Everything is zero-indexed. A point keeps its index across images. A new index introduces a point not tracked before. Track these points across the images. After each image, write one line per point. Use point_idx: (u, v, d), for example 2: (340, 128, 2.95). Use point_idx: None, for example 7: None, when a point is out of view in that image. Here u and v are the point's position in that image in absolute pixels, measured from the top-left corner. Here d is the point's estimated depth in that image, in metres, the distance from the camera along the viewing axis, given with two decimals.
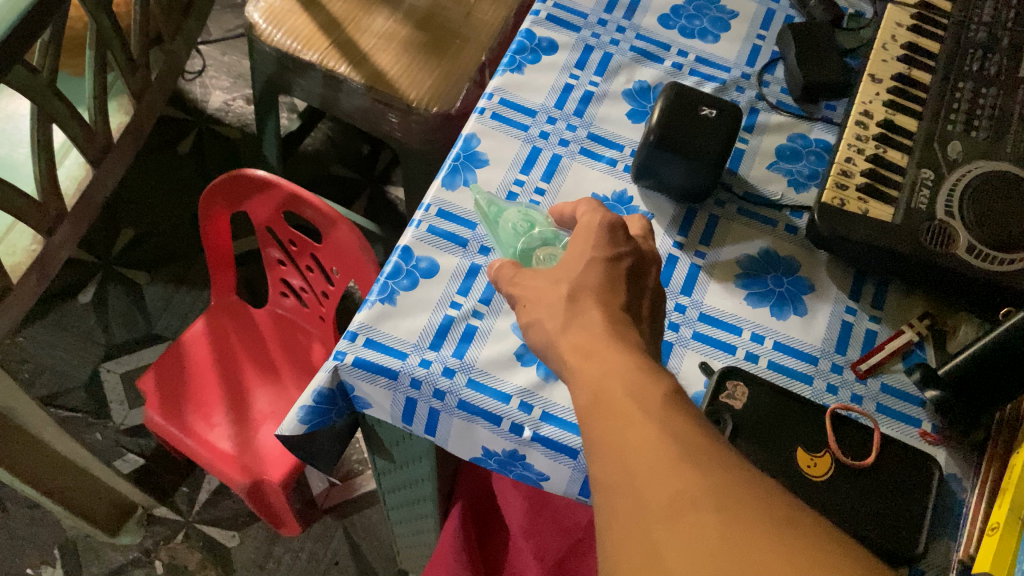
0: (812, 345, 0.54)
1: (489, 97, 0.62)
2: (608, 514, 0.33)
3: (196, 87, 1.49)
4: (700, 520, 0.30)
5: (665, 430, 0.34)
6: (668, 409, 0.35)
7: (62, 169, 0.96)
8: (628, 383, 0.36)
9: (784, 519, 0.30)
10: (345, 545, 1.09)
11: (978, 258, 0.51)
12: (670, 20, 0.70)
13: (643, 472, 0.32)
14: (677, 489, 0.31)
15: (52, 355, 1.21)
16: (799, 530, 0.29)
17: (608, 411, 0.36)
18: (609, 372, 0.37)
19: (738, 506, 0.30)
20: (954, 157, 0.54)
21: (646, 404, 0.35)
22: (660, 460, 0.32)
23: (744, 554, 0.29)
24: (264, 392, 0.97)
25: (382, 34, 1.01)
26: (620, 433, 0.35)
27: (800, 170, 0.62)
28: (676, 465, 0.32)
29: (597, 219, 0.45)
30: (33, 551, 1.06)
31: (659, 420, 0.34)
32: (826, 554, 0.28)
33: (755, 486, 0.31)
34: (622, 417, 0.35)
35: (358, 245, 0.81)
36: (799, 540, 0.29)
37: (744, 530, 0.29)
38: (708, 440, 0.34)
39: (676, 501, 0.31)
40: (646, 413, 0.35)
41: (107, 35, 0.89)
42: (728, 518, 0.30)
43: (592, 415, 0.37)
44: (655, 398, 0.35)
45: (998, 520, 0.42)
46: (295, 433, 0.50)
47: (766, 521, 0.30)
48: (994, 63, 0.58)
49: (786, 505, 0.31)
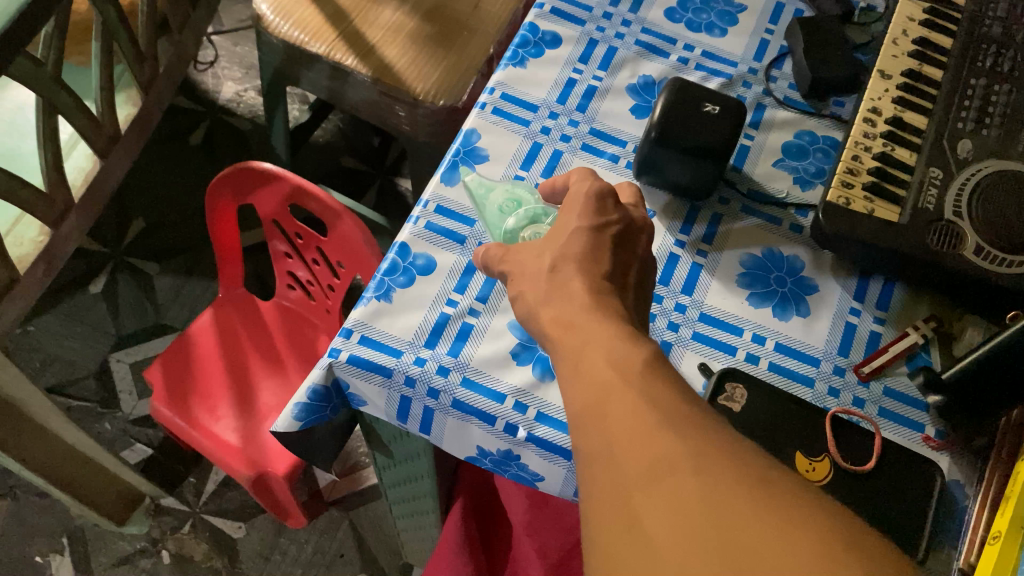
0: (814, 347, 0.53)
1: (490, 91, 0.62)
2: (588, 483, 0.32)
3: (207, 77, 1.50)
4: (680, 483, 0.29)
5: (644, 395, 0.33)
6: (648, 375, 0.34)
7: (70, 160, 0.97)
8: (610, 353, 0.35)
9: (765, 480, 0.29)
10: (351, 537, 1.10)
11: (986, 260, 0.50)
12: (676, 13, 0.69)
13: (623, 438, 0.32)
14: (657, 453, 0.30)
15: (62, 345, 1.22)
16: (779, 491, 0.29)
17: (589, 378, 0.35)
18: (592, 342, 0.36)
19: (717, 469, 0.29)
20: (964, 156, 0.53)
21: (627, 370, 0.34)
22: (639, 425, 0.32)
23: (725, 516, 0.28)
24: (270, 385, 0.98)
25: (389, 26, 1.00)
26: (601, 399, 0.34)
27: (806, 167, 0.61)
28: (655, 427, 0.31)
29: (586, 197, 0.45)
30: (42, 538, 1.08)
31: (639, 386, 0.33)
32: (805, 515, 0.28)
33: (736, 449, 0.31)
34: (604, 385, 0.34)
35: (363, 238, 0.81)
36: (780, 500, 0.28)
37: (724, 492, 0.28)
38: (689, 405, 0.33)
39: (656, 463, 0.30)
40: (627, 379, 0.34)
41: (113, 27, 0.90)
42: (708, 480, 0.29)
43: (576, 385, 0.36)
44: (636, 364, 0.34)
45: (1000, 530, 0.41)
46: (289, 429, 0.49)
47: (746, 484, 0.29)
48: (1008, 59, 0.57)
49: (766, 469, 0.30)
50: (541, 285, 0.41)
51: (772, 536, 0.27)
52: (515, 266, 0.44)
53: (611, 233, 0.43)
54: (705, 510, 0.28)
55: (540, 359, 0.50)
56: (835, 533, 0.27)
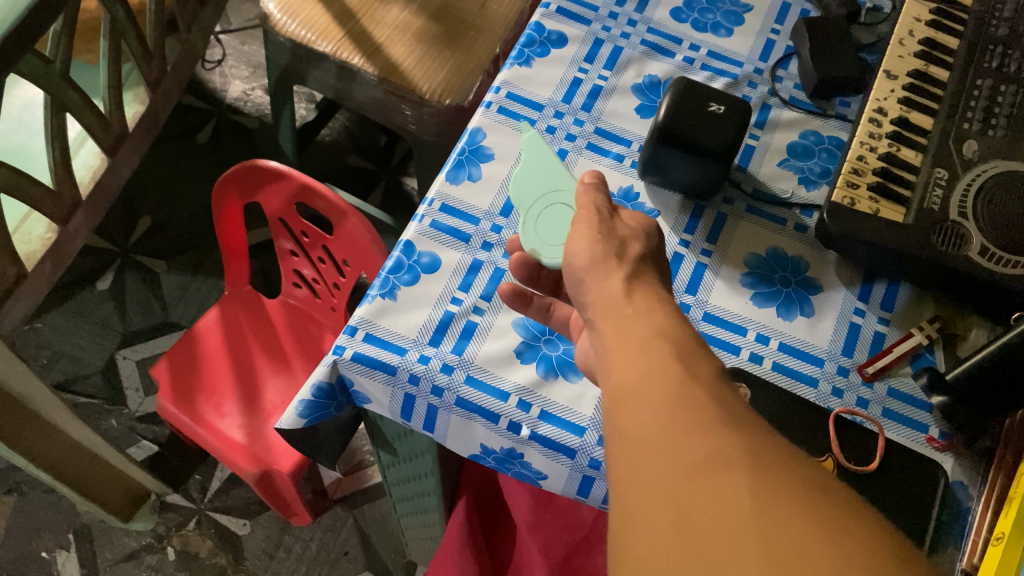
0: (818, 347, 0.53)
1: (495, 90, 0.62)
2: (632, 469, 0.31)
3: (215, 76, 1.50)
4: (732, 478, 0.29)
5: (710, 397, 0.33)
6: (714, 382, 0.34)
7: (78, 158, 0.97)
8: (680, 347, 0.36)
9: (821, 488, 0.28)
10: (355, 535, 1.10)
11: (991, 260, 0.50)
12: (682, 13, 0.69)
13: (679, 430, 0.31)
14: (714, 448, 0.30)
15: (69, 342, 1.23)
16: (837, 504, 0.28)
17: (647, 366, 0.35)
18: (652, 335, 0.36)
19: (774, 471, 0.29)
20: (970, 156, 0.53)
21: (695, 373, 0.34)
22: (700, 421, 0.31)
23: (775, 513, 0.27)
24: (276, 382, 0.98)
25: (396, 25, 1.00)
26: (658, 389, 0.33)
27: (811, 167, 0.61)
28: (716, 427, 0.31)
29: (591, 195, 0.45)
30: (49, 534, 1.08)
31: (707, 389, 0.33)
32: (861, 528, 0.27)
33: (792, 458, 0.30)
34: (662, 377, 0.34)
35: (369, 236, 0.81)
36: (837, 513, 0.27)
37: (779, 496, 0.28)
38: (749, 415, 0.33)
39: (712, 458, 0.30)
40: (693, 380, 0.34)
41: (121, 25, 0.90)
42: (762, 479, 0.28)
43: (631, 371, 0.35)
44: (705, 370, 0.35)
45: (1004, 530, 0.42)
46: (294, 426, 0.50)
47: (801, 489, 0.28)
48: (1015, 60, 0.57)
49: (826, 483, 0.29)
50: None
51: (823, 541, 0.26)
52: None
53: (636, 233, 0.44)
54: (755, 506, 0.28)
55: (544, 358, 0.50)
56: (893, 552, 0.26)
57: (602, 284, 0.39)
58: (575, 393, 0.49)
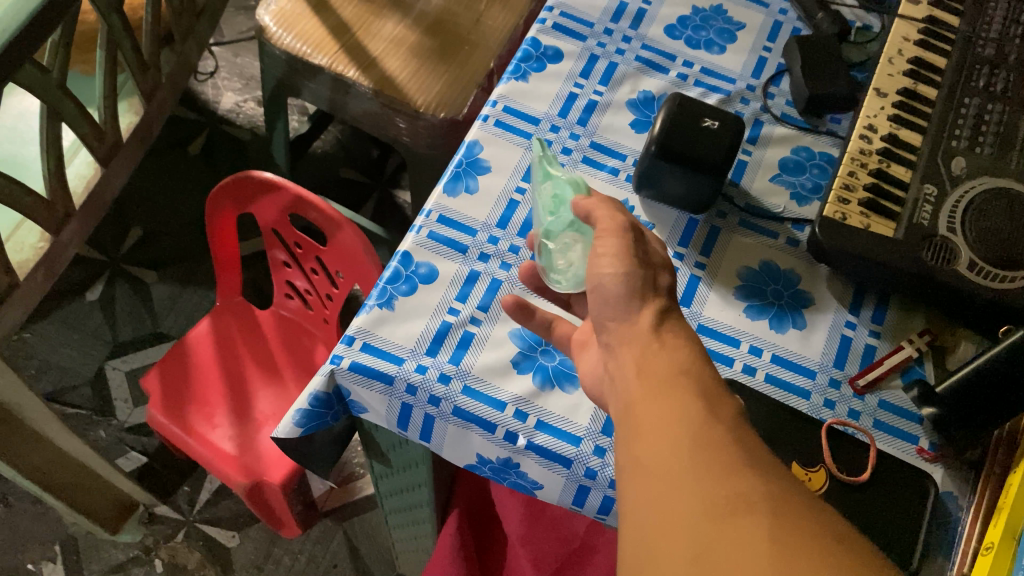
0: (810, 359, 0.53)
1: (492, 104, 0.63)
2: (656, 506, 0.33)
3: (207, 88, 1.51)
4: (753, 524, 0.30)
5: (732, 439, 0.34)
6: (734, 421, 0.35)
7: (71, 168, 0.97)
8: (701, 386, 0.37)
9: (838, 538, 0.30)
10: (344, 548, 1.10)
11: (979, 275, 0.51)
12: (676, 30, 0.70)
13: (700, 469, 0.33)
14: (735, 491, 0.32)
15: (57, 352, 1.22)
16: (852, 551, 0.29)
17: (670, 400, 0.36)
18: (674, 368, 0.38)
19: (794, 517, 0.30)
20: (958, 173, 0.54)
21: (715, 411, 0.35)
22: (722, 463, 0.33)
23: (794, 560, 0.29)
24: (266, 394, 0.98)
25: (391, 39, 1.01)
26: (679, 425, 0.35)
27: (802, 183, 0.62)
28: (738, 469, 0.32)
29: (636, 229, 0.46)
30: (35, 546, 1.07)
31: (728, 427, 0.35)
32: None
33: (810, 503, 0.31)
34: (684, 415, 0.35)
35: (363, 247, 0.81)
36: (853, 560, 0.29)
37: (797, 540, 0.29)
38: (769, 459, 0.34)
39: (733, 501, 0.31)
40: (715, 418, 0.35)
41: (118, 36, 0.91)
42: (782, 525, 0.30)
43: (654, 403, 0.37)
44: (724, 408, 0.36)
45: (993, 540, 0.43)
46: (290, 435, 0.50)
47: (819, 538, 0.30)
48: (1001, 79, 0.58)
49: (840, 528, 0.31)
50: None
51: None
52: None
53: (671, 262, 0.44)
54: (775, 552, 0.29)
55: (540, 368, 0.51)
56: None
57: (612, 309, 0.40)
58: (571, 403, 0.50)
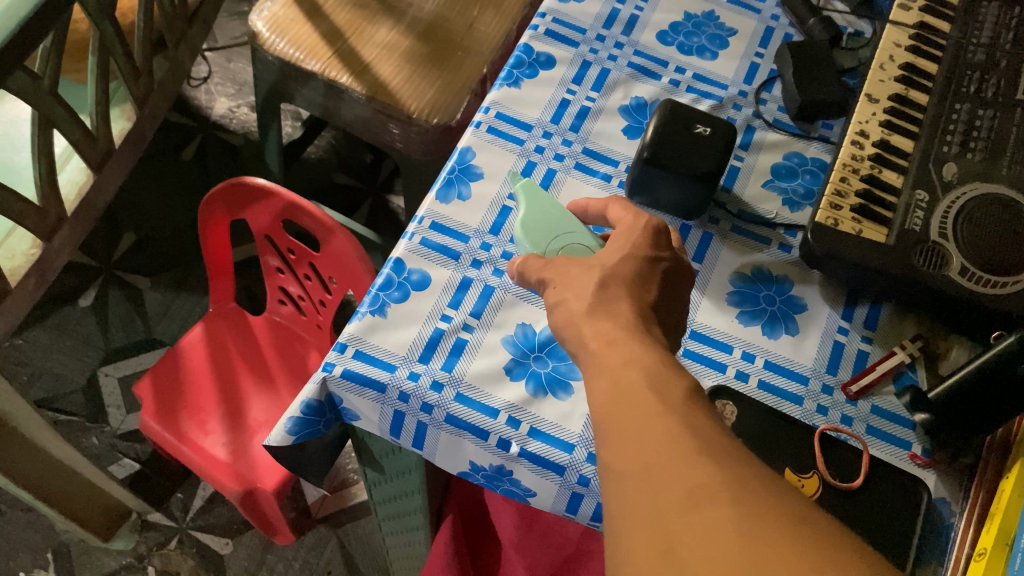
0: (803, 364, 0.53)
1: (485, 110, 0.63)
2: (623, 507, 0.32)
3: (201, 93, 1.50)
4: (717, 513, 0.30)
5: (687, 426, 0.33)
6: (688, 405, 0.35)
7: (63, 174, 0.96)
8: (657, 374, 0.36)
9: (799, 517, 0.30)
10: (339, 554, 1.09)
11: (972, 280, 0.51)
12: (668, 36, 0.70)
13: (660, 464, 0.32)
14: (696, 481, 0.31)
15: (50, 358, 1.21)
16: (813, 530, 0.29)
17: (627, 397, 0.36)
18: (638, 359, 0.37)
19: (755, 502, 0.30)
20: (949, 178, 0.54)
21: (666, 397, 0.35)
22: (679, 453, 0.32)
23: (760, 549, 0.28)
24: (260, 401, 0.97)
25: (385, 45, 1.01)
26: (636, 421, 0.34)
27: (795, 189, 0.62)
28: (696, 458, 0.32)
29: (633, 233, 0.45)
30: (26, 554, 1.06)
31: (683, 416, 0.34)
32: (841, 554, 0.28)
33: (771, 484, 0.31)
34: (641, 411, 0.35)
35: (356, 254, 0.81)
36: (815, 539, 0.29)
37: (761, 526, 0.29)
38: (726, 440, 0.34)
39: (694, 493, 0.31)
40: (669, 407, 0.34)
41: (110, 42, 0.90)
42: (745, 512, 0.30)
43: (613, 406, 0.36)
44: (679, 393, 0.35)
45: (986, 545, 0.43)
46: (283, 443, 0.49)
47: (784, 521, 0.29)
48: (992, 85, 0.59)
49: (800, 506, 0.31)
50: (582, 303, 0.42)
51: (808, 572, 0.27)
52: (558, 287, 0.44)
53: (660, 269, 0.44)
54: (741, 541, 0.29)
55: (533, 375, 0.51)
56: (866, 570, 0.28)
57: (603, 318, 0.40)
58: (564, 411, 0.49)
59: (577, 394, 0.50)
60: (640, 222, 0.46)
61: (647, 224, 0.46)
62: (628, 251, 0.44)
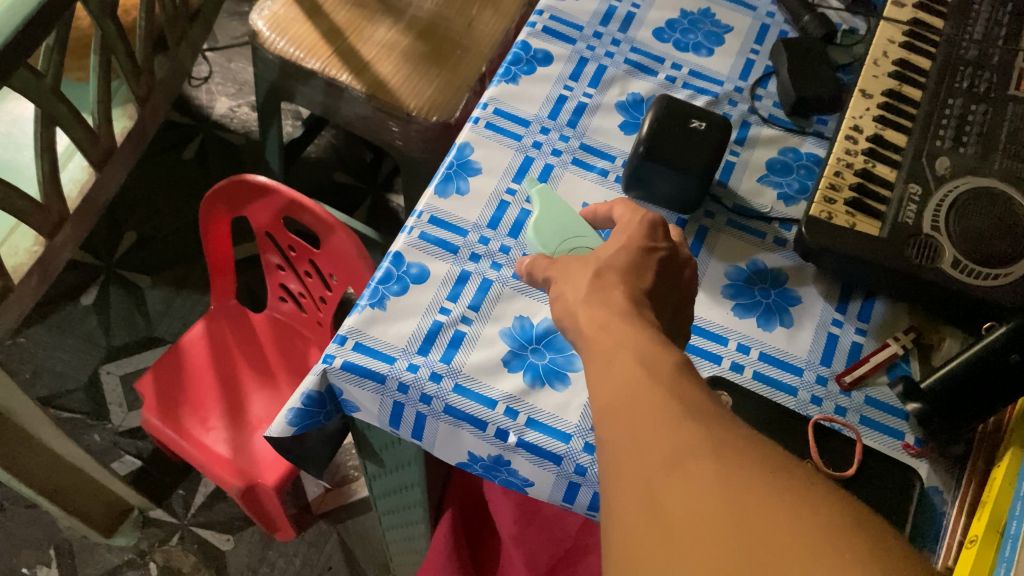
0: (798, 356, 0.54)
1: (483, 106, 0.63)
2: (614, 473, 0.33)
3: (201, 93, 1.51)
4: (702, 469, 0.30)
5: (672, 395, 0.34)
6: (675, 376, 0.35)
7: (65, 172, 0.97)
8: (647, 351, 0.37)
9: (782, 471, 0.30)
10: (339, 550, 1.10)
11: (964, 272, 0.51)
12: (665, 33, 0.71)
13: (647, 428, 0.33)
14: (681, 442, 0.32)
15: (52, 356, 1.22)
16: (796, 483, 0.30)
17: (616, 372, 0.36)
18: (628, 338, 0.38)
19: (739, 459, 0.31)
20: (942, 172, 0.55)
21: (654, 369, 0.36)
22: (666, 418, 0.33)
23: (745, 502, 0.29)
24: (261, 397, 0.98)
25: (384, 43, 1.02)
26: (625, 392, 0.35)
27: (790, 183, 0.63)
28: (682, 422, 0.33)
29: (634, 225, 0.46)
30: (29, 551, 1.07)
31: (670, 386, 0.35)
32: (825, 505, 0.29)
33: (754, 444, 0.32)
34: (630, 382, 0.35)
35: (356, 250, 0.81)
36: (797, 490, 0.29)
37: (746, 481, 0.30)
38: (712, 406, 0.34)
39: (680, 453, 0.31)
40: (655, 378, 0.35)
41: (111, 41, 0.91)
42: (729, 468, 0.30)
43: (603, 382, 0.36)
44: (666, 366, 0.36)
45: (977, 533, 0.44)
46: (283, 434, 0.50)
47: (768, 478, 0.30)
48: (984, 80, 0.59)
49: (783, 463, 0.31)
50: (579, 295, 0.42)
51: (791, 520, 0.28)
52: (559, 277, 0.45)
53: (657, 263, 0.44)
54: (725, 496, 0.29)
55: (531, 367, 0.51)
56: (849, 517, 0.29)
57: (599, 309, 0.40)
58: (561, 401, 0.50)
59: (574, 386, 0.51)
60: (639, 215, 0.47)
61: (645, 216, 0.46)
62: (627, 243, 0.45)
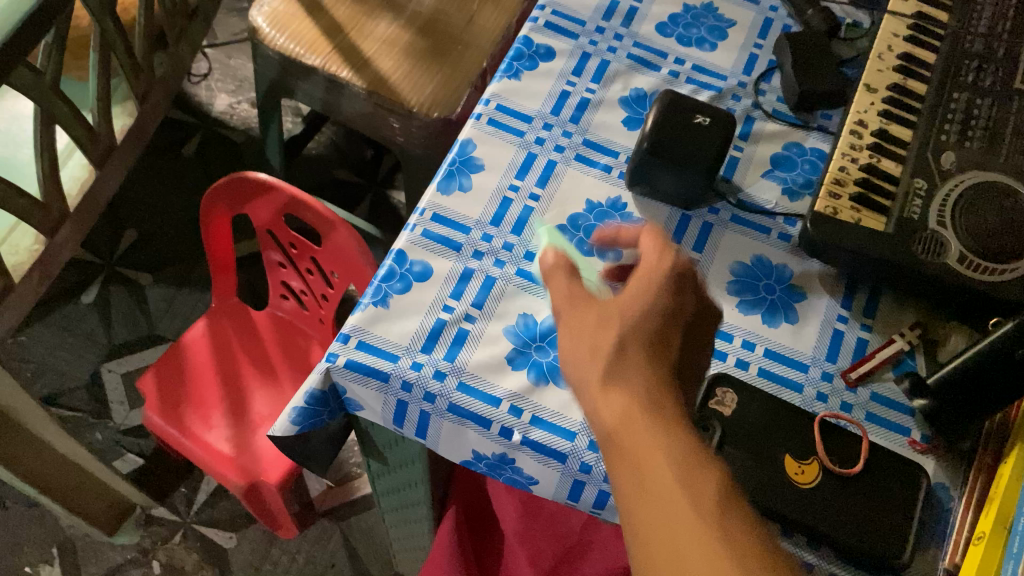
0: (803, 352, 0.54)
1: (485, 102, 0.63)
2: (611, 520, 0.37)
3: (201, 90, 1.50)
4: (685, 541, 0.34)
5: (670, 459, 0.36)
6: (677, 431, 0.37)
7: (65, 170, 0.97)
8: (650, 401, 0.38)
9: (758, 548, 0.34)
10: (342, 547, 1.10)
11: (970, 267, 0.51)
12: (667, 28, 0.70)
13: (641, 491, 0.36)
14: (670, 511, 0.35)
15: (54, 355, 1.21)
16: (767, 560, 0.33)
17: (621, 420, 0.38)
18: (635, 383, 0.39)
19: (719, 530, 0.34)
20: (948, 167, 0.54)
21: (657, 424, 0.37)
22: (660, 483, 0.36)
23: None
24: (263, 395, 0.98)
25: (384, 39, 1.01)
26: (627, 446, 0.37)
27: (794, 178, 0.62)
28: (673, 489, 0.35)
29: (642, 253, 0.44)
30: (32, 549, 1.07)
31: (670, 442, 0.37)
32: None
33: (738, 511, 0.35)
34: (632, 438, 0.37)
35: (358, 247, 0.81)
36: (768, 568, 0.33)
37: (722, 557, 0.33)
38: (706, 462, 0.36)
39: (668, 521, 0.35)
40: (656, 434, 0.37)
41: (111, 39, 0.91)
42: (709, 542, 0.34)
43: (609, 428, 0.38)
44: (669, 413, 0.38)
45: (985, 529, 0.43)
46: (287, 433, 0.50)
47: (743, 556, 0.33)
48: (990, 73, 0.59)
49: (761, 532, 0.34)
50: None
51: None
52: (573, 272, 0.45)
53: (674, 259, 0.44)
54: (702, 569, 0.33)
55: (535, 365, 0.51)
56: None
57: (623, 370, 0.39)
58: (565, 399, 0.50)
59: None
60: (666, 262, 0.43)
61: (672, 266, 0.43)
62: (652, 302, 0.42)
